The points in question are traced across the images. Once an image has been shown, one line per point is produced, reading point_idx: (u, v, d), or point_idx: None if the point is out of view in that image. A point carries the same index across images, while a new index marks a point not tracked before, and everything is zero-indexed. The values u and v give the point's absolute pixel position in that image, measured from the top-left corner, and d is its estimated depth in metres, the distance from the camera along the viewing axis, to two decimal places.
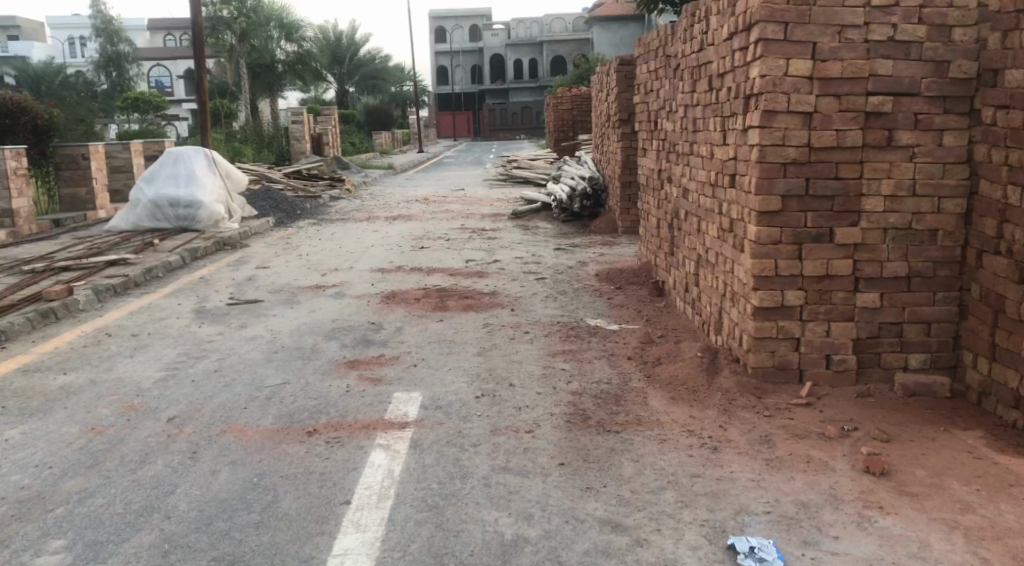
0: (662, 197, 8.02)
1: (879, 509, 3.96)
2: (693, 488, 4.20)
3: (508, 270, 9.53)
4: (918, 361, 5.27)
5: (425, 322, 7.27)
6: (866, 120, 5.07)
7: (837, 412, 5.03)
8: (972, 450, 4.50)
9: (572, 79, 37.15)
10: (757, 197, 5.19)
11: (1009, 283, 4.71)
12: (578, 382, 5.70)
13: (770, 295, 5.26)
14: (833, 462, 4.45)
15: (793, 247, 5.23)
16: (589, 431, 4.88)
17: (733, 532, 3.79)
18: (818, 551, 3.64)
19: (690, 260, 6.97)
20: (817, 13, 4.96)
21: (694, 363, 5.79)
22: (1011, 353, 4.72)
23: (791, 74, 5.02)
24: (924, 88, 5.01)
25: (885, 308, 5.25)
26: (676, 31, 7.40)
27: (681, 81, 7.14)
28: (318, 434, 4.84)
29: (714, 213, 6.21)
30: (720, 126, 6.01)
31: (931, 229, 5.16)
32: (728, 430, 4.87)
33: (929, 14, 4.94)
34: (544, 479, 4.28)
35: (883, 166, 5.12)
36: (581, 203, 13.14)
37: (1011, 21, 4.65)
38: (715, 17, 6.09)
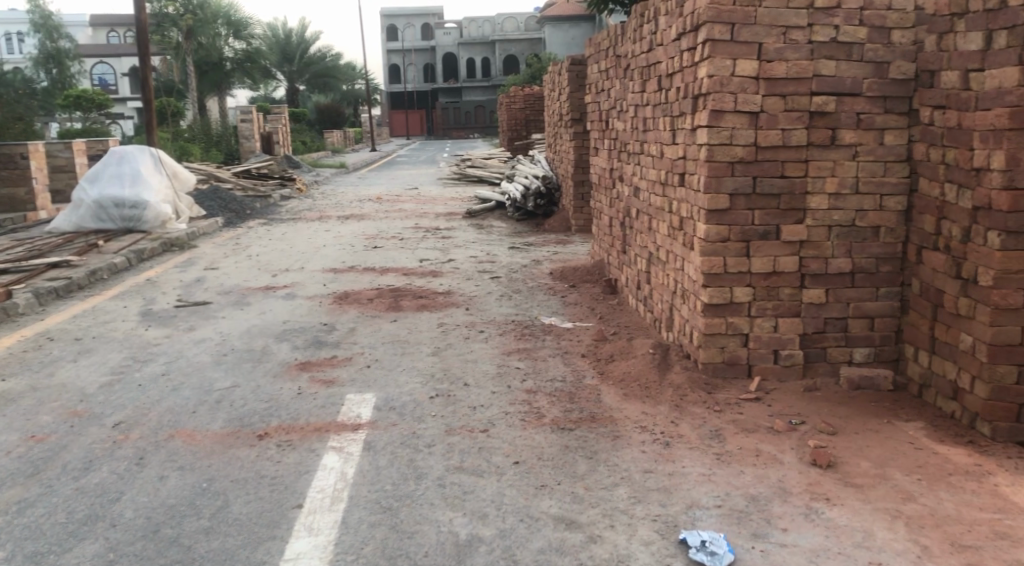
0: (615, 196, 8.09)
1: (825, 501, 4.06)
2: (645, 483, 4.25)
3: (463, 269, 9.53)
4: (863, 355, 5.40)
5: (378, 322, 7.23)
6: (811, 119, 5.18)
7: (785, 406, 5.13)
8: (914, 441, 4.63)
9: (523, 77, 37.05)
10: (705, 196, 5.26)
11: (948, 278, 4.85)
12: (533, 380, 5.73)
13: (719, 291, 5.34)
14: (781, 455, 4.54)
15: (741, 245, 5.32)
16: (543, 428, 4.92)
17: (685, 526, 3.85)
18: (767, 544, 3.71)
19: (642, 258, 7.05)
20: (762, 14, 5.05)
21: (647, 360, 5.85)
22: (950, 346, 4.87)
23: (738, 74, 5.10)
24: (866, 89, 5.13)
25: (830, 304, 5.37)
26: (626, 32, 7.47)
27: (632, 81, 7.21)
28: (269, 437, 4.80)
29: (664, 211, 6.28)
30: (669, 126, 6.08)
31: (874, 226, 5.29)
32: (680, 426, 4.94)
33: (870, 17, 5.07)
34: (498, 478, 4.30)
35: (826, 165, 5.24)
36: (534, 202, 13.23)
37: (946, 24, 4.79)
38: (663, 17, 6.17)
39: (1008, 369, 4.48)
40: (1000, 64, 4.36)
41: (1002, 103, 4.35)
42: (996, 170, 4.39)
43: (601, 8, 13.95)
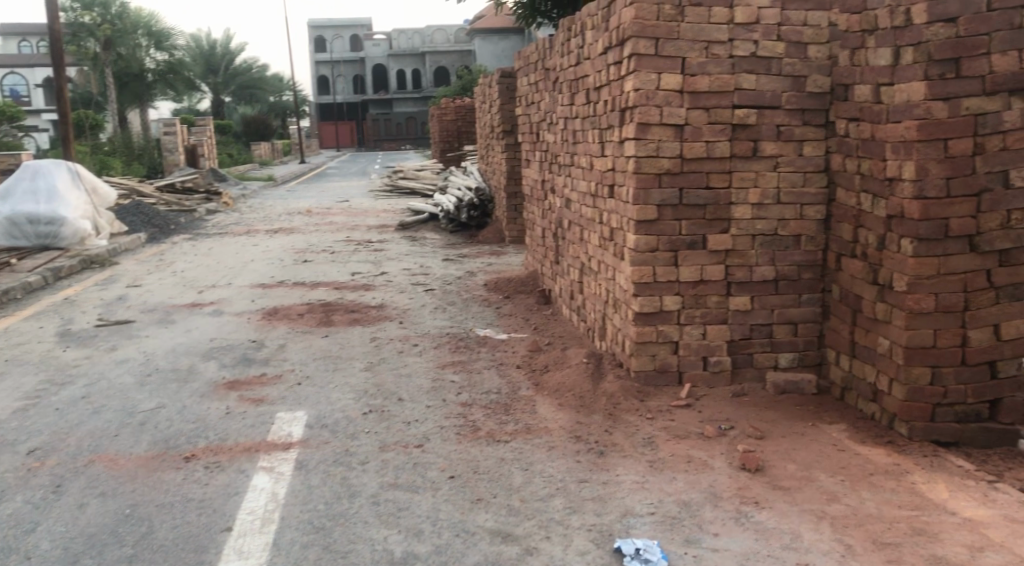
0: (547, 207, 8.15)
1: (754, 504, 4.16)
2: (580, 493, 4.30)
3: (396, 282, 9.48)
4: (788, 360, 5.56)
5: (309, 338, 7.15)
6: (733, 132, 5.32)
7: (715, 412, 5.25)
8: (837, 443, 4.78)
9: (455, 89, 36.98)
10: (633, 207, 5.35)
11: (866, 284, 5.03)
12: (468, 393, 5.74)
13: (649, 300, 5.43)
14: (711, 460, 4.64)
15: (670, 254, 5.42)
16: (478, 441, 4.93)
17: (619, 535, 3.91)
18: (699, 549, 3.79)
19: (575, 269, 7.12)
20: (685, 29, 5.17)
21: (581, 370, 5.92)
22: (869, 349, 5.04)
23: (663, 88, 5.20)
24: (785, 102, 5.30)
25: (756, 311, 5.51)
26: (554, 45, 7.55)
27: (561, 94, 7.29)
28: (196, 458, 4.71)
29: (595, 223, 6.37)
30: (598, 138, 6.18)
31: (795, 235, 5.45)
32: (614, 434, 5.00)
33: (787, 32, 5.24)
34: (433, 494, 4.29)
35: (749, 176, 5.38)
36: (468, 213, 13.26)
37: (857, 40, 4.98)
38: (590, 31, 6.27)
39: (923, 371, 4.66)
40: (909, 79, 4.55)
41: (911, 116, 4.53)
42: (907, 180, 4.57)
43: (529, 21, 14.10)
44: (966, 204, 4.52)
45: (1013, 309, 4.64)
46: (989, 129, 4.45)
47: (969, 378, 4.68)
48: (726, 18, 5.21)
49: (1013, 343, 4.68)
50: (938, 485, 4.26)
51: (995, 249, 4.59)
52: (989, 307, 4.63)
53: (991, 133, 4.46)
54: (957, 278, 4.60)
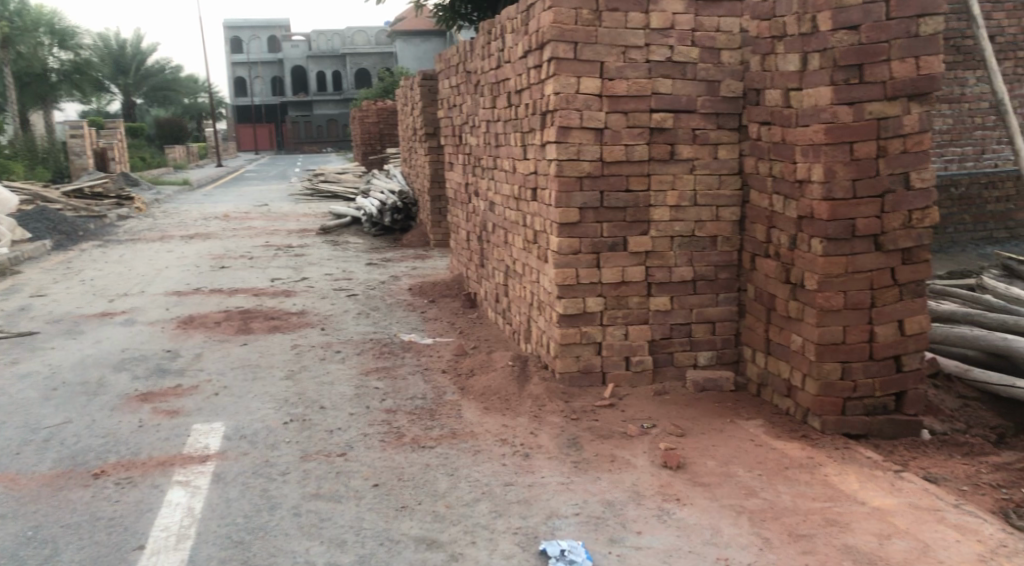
0: (471, 210, 8.14)
1: (676, 501, 4.24)
2: (506, 497, 4.31)
3: (317, 288, 9.34)
4: (706, 358, 5.68)
5: (227, 346, 7.00)
6: (651, 135, 5.41)
7: (637, 411, 5.33)
8: (754, 438, 4.91)
9: (376, 91, 36.39)
10: (556, 210, 5.38)
11: (779, 283, 5.19)
12: (392, 399, 5.70)
13: (572, 302, 5.47)
14: (634, 459, 4.71)
15: (592, 256, 5.48)
16: (403, 448, 4.89)
17: (545, 537, 3.93)
18: (623, 548, 3.84)
19: (499, 272, 7.14)
20: (602, 34, 5.24)
21: (506, 372, 5.94)
22: (783, 346, 5.20)
23: (583, 92, 5.26)
24: (700, 106, 5.42)
25: (675, 310, 5.61)
26: (475, 48, 7.55)
27: (482, 96, 7.29)
28: (105, 475, 4.55)
29: (519, 225, 6.38)
30: (520, 141, 6.20)
31: (711, 236, 5.58)
32: (539, 436, 5.04)
33: (700, 38, 5.36)
34: (357, 503, 4.25)
35: (667, 179, 5.48)
36: (392, 216, 13.13)
37: (767, 46, 5.11)
38: (510, 34, 6.29)
39: (834, 366, 4.83)
40: (816, 84, 4.69)
41: (818, 120, 4.68)
42: (815, 182, 4.72)
43: (449, 24, 14.09)
44: (871, 205, 4.70)
45: (916, 305, 4.85)
46: (890, 133, 4.64)
47: (876, 372, 4.87)
48: (642, 23, 5.29)
49: (915, 338, 4.89)
50: (849, 476, 4.41)
51: (899, 248, 4.78)
52: (894, 303, 4.82)
53: (892, 137, 4.65)
54: (864, 276, 4.77)
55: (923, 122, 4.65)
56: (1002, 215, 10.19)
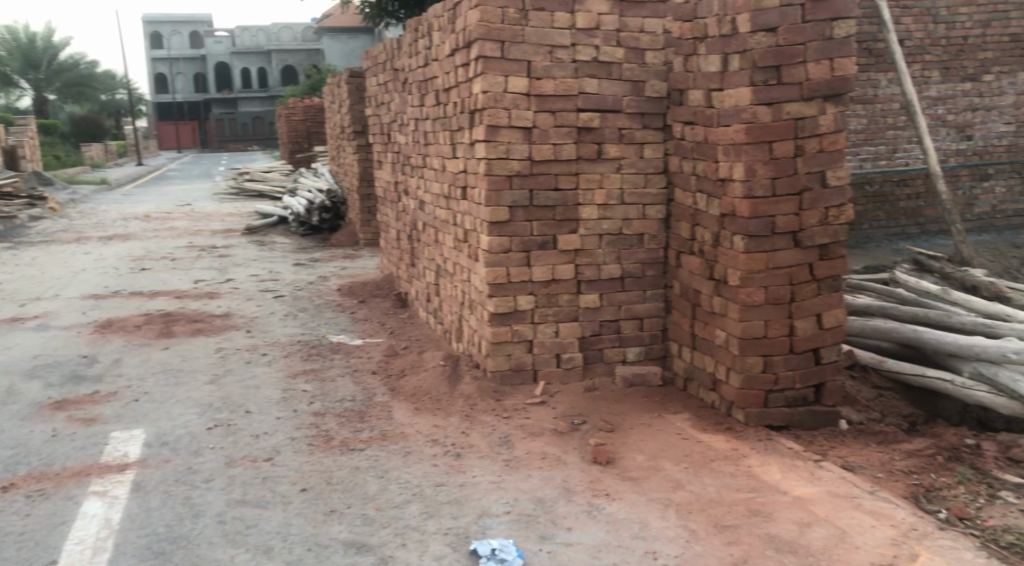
0: (401, 210, 8.09)
1: (605, 496, 4.29)
2: (436, 497, 4.30)
3: (243, 290, 9.15)
4: (635, 354, 5.75)
5: (148, 351, 6.82)
6: (579, 134, 5.46)
7: (568, 407, 5.38)
8: (681, 432, 5.00)
9: (302, 88, 35.53)
10: (486, 209, 5.38)
11: (703, 279, 5.29)
12: (321, 402, 5.63)
13: (503, 301, 5.49)
14: (564, 455, 4.75)
15: (522, 255, 5.50)
16: (332, 451, 4.84)
17: (475, 536, 3.93)
18: (553, 545, 3.87)
19: (430, 271, 7.12)
20: (528, 33, 5.27)
21: (437, 372, 5.92)
22: (708, 341, 5.31)
23: (510, 90, 5.27)
24: (626, 106, 5.48)
25: (604, 308, 5.67)
26: (402, 46, 7.50)
27: (410, 95, 7.26)
28: (16, 488, 4.39)
29: (450, 224, 6.37)
30: (449, 139, 6.18)
31: (639, 234, 5.65)
32: (471, 435, 5.04)
33: (625, 38, 5.43)
34: (284, 508, 4.18)
35: (595, 177, 5.53)
36: (320, 216, 12.98)
37: (690, 47, 5.21)
38: (437, 33, 6.27)
39: (756, 360, 4.95)
40: (736, 84, 4.79)
41: (739, 120, 4.79)
42: (737, 180, 4.82)
43: (376, 21, 13.98)
44: (790, 203, 4.83)
45: (834, 299, 5.00)
46: (808, 132, 4.77)
47: (796, 365, 5.00)
48: (568, 23, 5.34)
49: (833, 331, 5.04)
50: (772, 467, 4.53)
51: (817, 244, 4.92)
52: (812, 298, 4.96)
53: (809, 136, 4.78)
54: (784, 272, 4.90)
55: (837, 122, 4.80)
56: (913, 212, 10.52)
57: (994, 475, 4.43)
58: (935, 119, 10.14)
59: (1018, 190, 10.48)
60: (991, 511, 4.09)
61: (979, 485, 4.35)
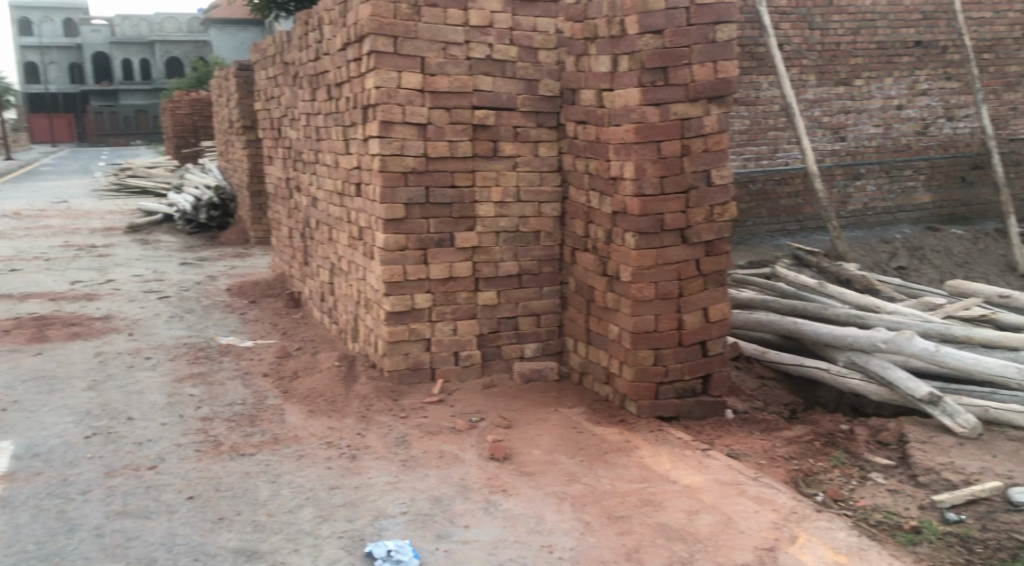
0: (293, 207, 7.92)
1: (502, 492, 4.31)
2: (330, 500, 4.23)
3: (124, 291, 8.78)
4: (532, 349, 5.80)
5: (19, 357, 6.46)
6: (474, 132, 5.46)
7: (465, 405, 5.39)
8: (577, 426, 5.08)
9: (187, 80, 34.04)
10: (381, 206, 5.32)
11: (597, 276, 5.38)
12: (209, 406, 5.46)
13: (400, 300, 5.44)
14: (462, 453, 4.76)
15: (418, 253, 5.46)
16: (221, 457, 4.70)
17: (370, 539, 3.89)
18: (449, 543, 3.86)
19: (324, 270, 7.00)
20: (421, 29, 5.23)
21: (331, 374, 5.83)
22: (602, 336, 5.40)
23: (404, 86, 5.23)
24: (520, 104, 5.52)
25: (502, 305, 5.69)
26: (292, 40, 7.34)
27: (301, 90, 7.11)
28: None
29: (344, 222, 6.28)
30: (342, 135, 6.09)
31: (535, 231, 5.70)
32: (366, 436, 4.98)
33: (518, 37, 5.47)
34: (169, 518, 4.04)
35: (491, 175, 5.55)
36: (207, 213, 12.62)
37: (581, 47, 5.29)
38: (328, 27, 6.16)
39: (648, 354, 5.07)
40: (626, 85, 4.89)
41: (628, 119, 4.88)
42: (627, 179, 4.92)
43: (264, 13, 13.63)
44: (677, 201, 4.96)
45: (719, 293, 5.17)
46: (693, 132, 4.91)
47: (686, 358, 5.15)
48: (461, 20, 5.33)
49: (719, 324, 5.21)
50: (663, 457, 4.65)
51: (703, 241, 5.07)
52: (699, 292, 5.12)
53: (694, 136, 4.92)
54: (673, 268, 5.03)
55: (721, 122, 4.96)
56: (793, 210, 10.96)
57: (865, 458, 4.66)
58: (812, 121, 10.61)
59: (887, 189, 11.06)
60: (863, 492, 4.31)
61: (852, 467, 4.58)
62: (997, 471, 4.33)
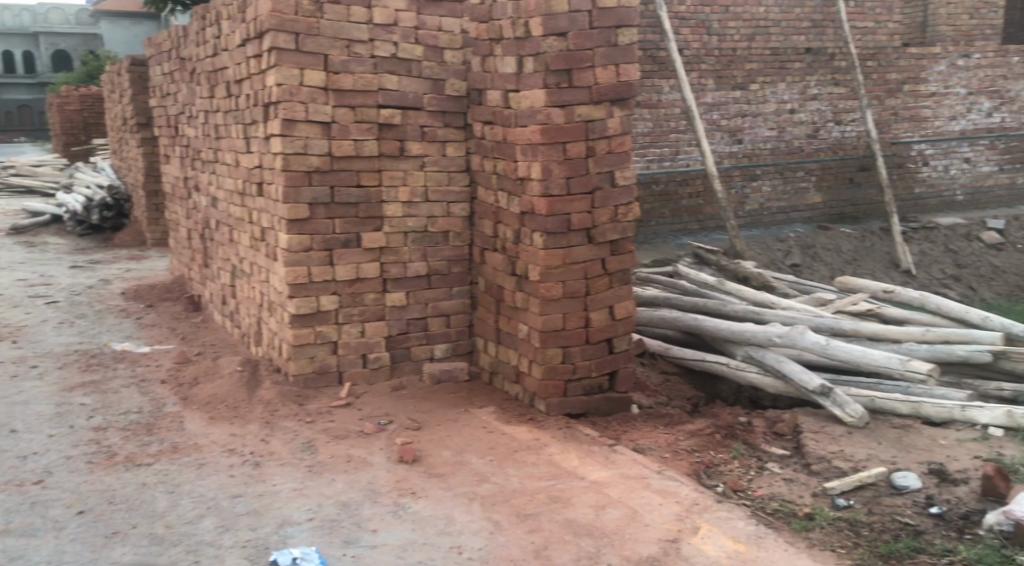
0: (191, 207, 7.68)
1: (411, 495, 4.28)
2: (233, 509, 4.12)
3: (8, 296, 8.34)
4: (442, 350, 5.79)
5: None
6: (379, 131, 5.40)
7: (374, 408, 5.33)
8: (486, 426, 5.09)
9: (76, 74, 32.47)
10: (284, 206, 5.21)
11: (506, 275, 5.40)
12: (101, 416, 5.24)
13: (305, 302, 5.34)
14: (370, 457, 4.70)
15: (324, 253, 5.37)
16: (115, 469, 4.52)
17: (275, 547, 3.80)
18: (358, 549, 3.81)
19: (224, 272, 6.81)
20: (324, 26, 5.14)
21: (233, 379, 5.68)
22: (511, 335, 5.43)
23: (306, 84, 5.14)
24: (426, 104, 5.49)
25: (410, 305, 5.65)
26: (188, 35, 7.12)
27: (198, 86, 6.91)
28: None
29: (245, 223, 6.12)
30: (242, 134, 5.93)
31: (443, 231, 5.68)
32: (270, 443, 4.87)
33: (424, 36, 5.43)
34: (57, 535, 3.86)
35: (398, 174, 5.50)
36: (100, 213, 12.11)
37: (486, 47, 5.30)
38: (226, 22, 5.99)
39: (556, 352, 5.12)
40: (531, 86, 4.91)
41: (534, 120, 4.91)
42: (534, 179, 4.95)
43: (159, 7, 13.19)
44: (583, 201, 5.02)
45: (625, 291, 5.26)
46: (597, 134, 4.98)
47: (592, 355, 5.22)
48: (365, 17, 5.26)
49: (625, 321, 5.30)
50: (571, 454, 4.71)
51: (608, 240, 5.15)
52: (606, 290, 5.20)
53: (599, 138, 4.99)
54: (579, 267, 5.09)
55: (624, 125, 5.05)
56: (694, 210, 11.23)
57: (763, 449, 4.82)
58: (711, 124, 10.89)
59: (781, 190, 11.46)
60: (760, 482, 4.45)
61: (750, 458, 4.73)
62: (883, 457, 4.55)
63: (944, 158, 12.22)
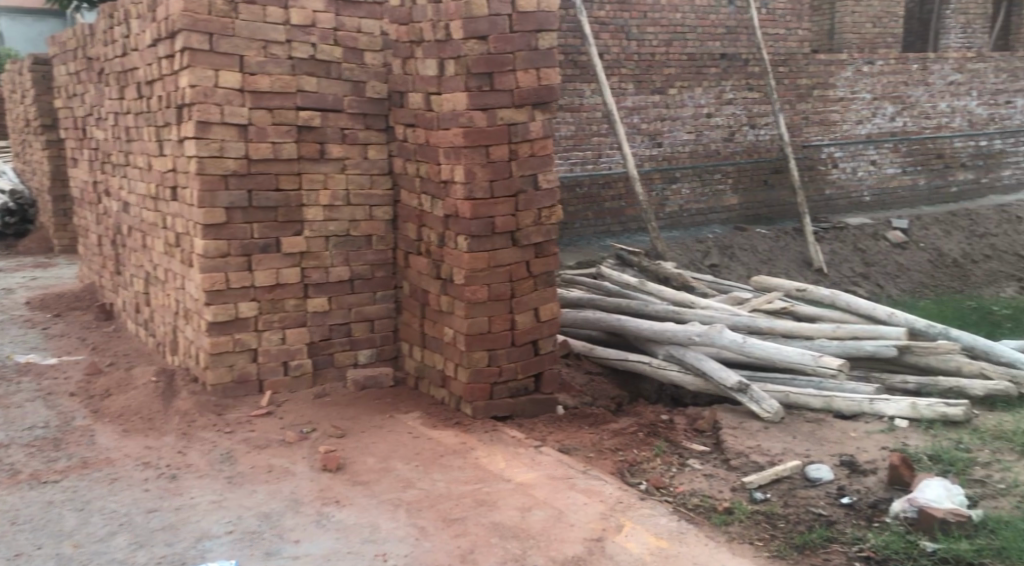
0: (101, 213, 7.41)
1: (335, 504, 4.21)
2: (148, 525, 3.98)
3: None
4: (366, 356, 5.73)
5: None
6: (298, 133, 5.30)
7: (296, 416, 5.23)
8: (412, 431, 5.05)
9: None
10: (200, 210, 5.07)
11: (430, 279, 5.37)
12: (5, 432, 5.01)
13: (223, 309, 5.20)
14: (292, 466, 4.61)
15: (242, 259, 5.24)
16: (19, 487, 4.32)
17: (192, 562, 3.69)
18: (279, 560, 3.73)
19: (137, 279, 6.59)
20: (240, 27, 5.03)
21: (148, 391, 5.50)
22: (436, 339, 5.40)
23: (221, 85, 5.01)
24: (346, 106, 5.42)
25: (333, 311, 5.57)
26: (96, 34, 6.86)
27: (107, 87, 6.67)
28: None
29: (159, 228, 5.94)
30: (154, 136, 5.75)
31: (366, 235, 5.61)
32: (187, 455, 4.73)
33: (342, 38, 5.36)
34: None
35: (318, 177, 5.41)
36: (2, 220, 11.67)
37: (407, 50, 5.25)
38: (136, 21, 5.80)
39: (482, 355, 5.11)
40: (452, 89, 4.89)
41: (457, 123, 4.89)
42: (457, 182, 4.94)
43: (65, 5, 12.67)
44: (507, 204, 5.03)
45: (549, 293, 5.29)
46: (520, 137, 5.00)
47: (518, 357, 5.23)
48: (282, 18, 5.16)
49: (549, 323, 5.32)
50: (497, 457, 4.71)
51: (532, 242, 5.17)
52: (530, 293, 5.21)
53: (521, 141, 5.01)
54: (503, 269, 5.09)
55: (546, 128, 5.08)
56: (616, 212, 11.38)
57: (684, 446, 4.91)
58: (631, 127, 11.05)
59: (699, 192, 11.70)
60: (682, 479, 4.53)
61: (672, 455, 4.81)
62: (798, 451, 4.68)
63: (851, 161, 12.69)
